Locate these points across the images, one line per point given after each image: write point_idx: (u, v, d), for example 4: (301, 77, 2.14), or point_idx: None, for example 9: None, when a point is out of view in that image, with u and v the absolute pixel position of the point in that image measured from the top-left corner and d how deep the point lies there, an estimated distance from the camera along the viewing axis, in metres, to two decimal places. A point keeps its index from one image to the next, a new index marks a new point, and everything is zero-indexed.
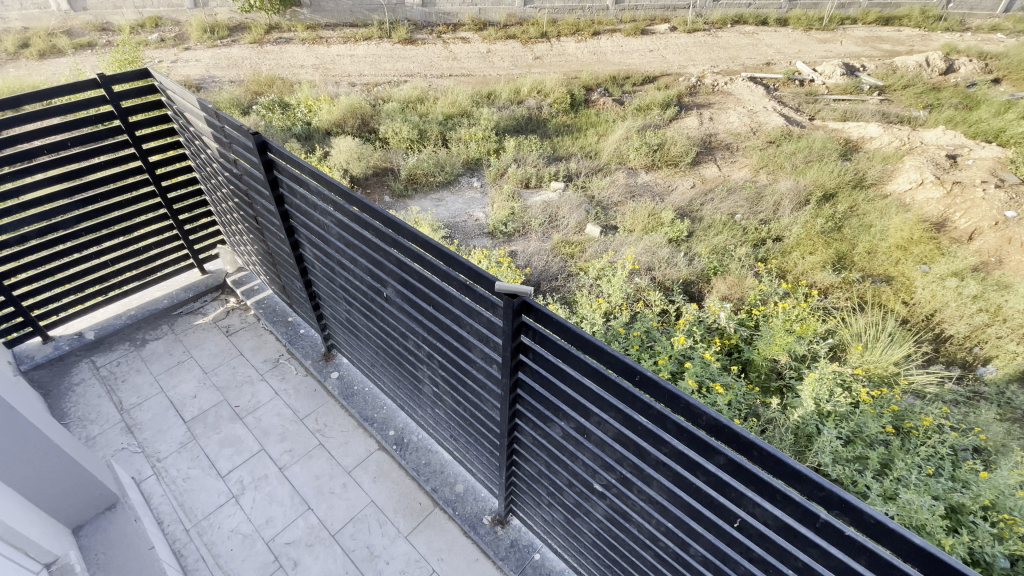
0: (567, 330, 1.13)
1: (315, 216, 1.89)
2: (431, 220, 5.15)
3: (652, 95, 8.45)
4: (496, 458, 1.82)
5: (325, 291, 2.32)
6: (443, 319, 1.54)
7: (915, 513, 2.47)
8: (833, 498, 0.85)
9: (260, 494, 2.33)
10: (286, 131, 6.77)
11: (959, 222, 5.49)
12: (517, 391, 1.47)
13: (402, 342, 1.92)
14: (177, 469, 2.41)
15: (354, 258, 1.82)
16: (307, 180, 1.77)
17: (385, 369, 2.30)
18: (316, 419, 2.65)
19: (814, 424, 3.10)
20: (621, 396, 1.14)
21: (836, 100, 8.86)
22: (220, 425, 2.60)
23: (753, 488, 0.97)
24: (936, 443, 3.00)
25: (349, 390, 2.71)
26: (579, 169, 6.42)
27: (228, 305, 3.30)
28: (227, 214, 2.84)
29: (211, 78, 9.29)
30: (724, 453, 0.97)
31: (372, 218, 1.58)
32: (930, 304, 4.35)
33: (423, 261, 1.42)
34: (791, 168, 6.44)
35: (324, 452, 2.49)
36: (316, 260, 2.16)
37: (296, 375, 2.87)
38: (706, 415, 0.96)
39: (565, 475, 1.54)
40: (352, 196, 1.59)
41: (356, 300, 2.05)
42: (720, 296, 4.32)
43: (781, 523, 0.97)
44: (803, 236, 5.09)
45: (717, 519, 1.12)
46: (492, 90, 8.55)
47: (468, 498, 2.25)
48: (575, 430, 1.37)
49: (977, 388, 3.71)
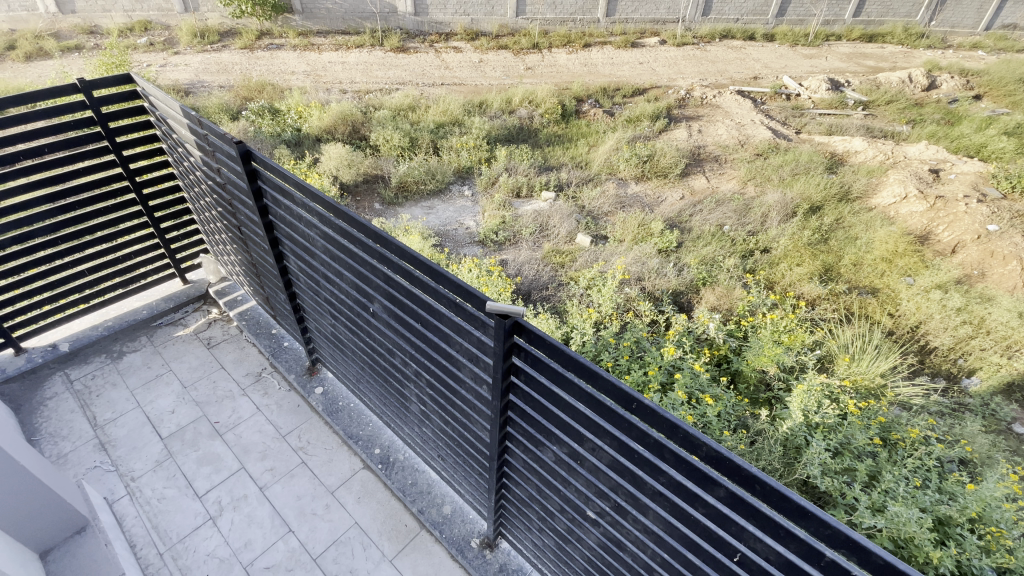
0: (558, 352, 1.10)
1: (300, 227, 1.84)
2: (421, 228, 5.13)
3: (642, 107, 8.55)
4: (485, 481, 1.78)
5: (310, 305, 2.27)
6: (431, 337, 1.50)
7: (903, 526, 2.48)
8: (841, 537, 0.82)
9: (238, 515, 2.25)
10: (275, 137, 6.73)
11: (943, 234, 5.59)
12: (508, 413, 1.43)
13: (388, 358, 1.87)
14: (152, 489, 2.33)
15: (340, 271, 1.77)
16: (292, 191, 1.73)
17: (370, 385, 2.25)
18: (299, 436, 2.58)
19: (802, 436, 3.11)
20: (615, 422, 1.10)
21: (822, 114, 9.03)
22: (198, 443, 2.53)
23: (755, 523, 0.94)
24: (923, 455, 3.01)
25: (333, 406, 2.65)
26: (569, 179, 6.44)
27: (210, 317, 3.24)
28: (210, 222, 2.77)
29: (200, 82, 9.20)
30: (724, 486, 0.94)
31: (359, 231, 1.54)
32: (915, 316, 4.41)
33: (412, 277, 1.38)
34: (778, 180, 6.52)
35: (306, 470, 2.43)
36: (301, 272, 2.11)
37: (279, 390, 2.81)
38: (706, 447, 0.93)
39: (556, 501, 1.50)
40: (339, 209, 1.55)
41: (342, 315, 2.00)
42: (708, 306, 4.35)
43: (784, 560, 0.94)
44: (790, 248, 5.15)
45: (717, 553, 1.09)
46: (484, 99, 8.60)
47: (456, 520, 2.20)
48: (568, 455, 1.34)
49: (962, 400, 3.75)
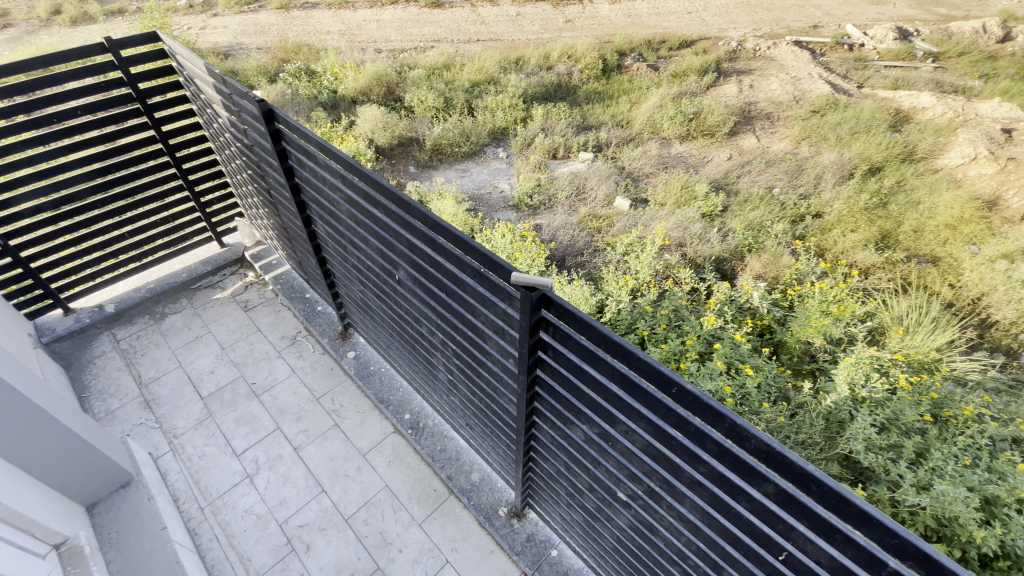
0: (590, 328, 1.04)
1: (325, 191, 1.81)
2: (455, 192, 5.08)
3: (689, 61, 8.03)
4: (512, 452, 1.78)
5: (339, 270, 2.28)
6: (456, 307, 1.47)
7: (949, 505, 2.38)
8: (910, 548, 0.74)
9: (274, 475, 2.36)
10: (312, 99, 6.73)
11: (1013, 200, 5.12)
12: (536, 388, 1.40)
13: (415, 326, 1.87)
14: (193, 446, 2.47)
15: (366, 237, 1.75)
16: (316, 153, 1.69)
17: (400, 352, 2.27)
18: (332, 400, 2.66)
19: (847, 410, 2.98)
20: (651, 406, 1.04)
21: (889, 65, 8.26)
22: (236, 403, 2.64)
23: (807, 523, 0.87)
24: (975, 433, 2.84)
25: (365, 370, 2.70)
26: (608, 139, 6.19)
27: (247, 280, 3.33)
28: (242, 186, 2.80)
29: (239, 44, 9.23)
30: (773, 482, 0.88)
31: (381, 193, 1.49)
32: (978, 288, 4.08)
33: (435, 244, 1.34)
34: (835, 139, 6.06)
35: (339, 433, 2.51)
36: (329, 238, 2.11)
37: (313, 353, 2.89)
38: (756, 439, 0.86)
39: (586, 480, 1.48)
40: (361, 170, 1.50)
41: (370, 281, 2.00)
42: (753, 274, 4.15)
43: (838, 565, 0.88)
44: (845, 212, 4.81)
45: (760, 549, 1.03)
46: (520, 56, 8.27)
47: (484, 488, 2.23)
48: (599, 436, 1.30)
49: (1018, 377, 3.48)
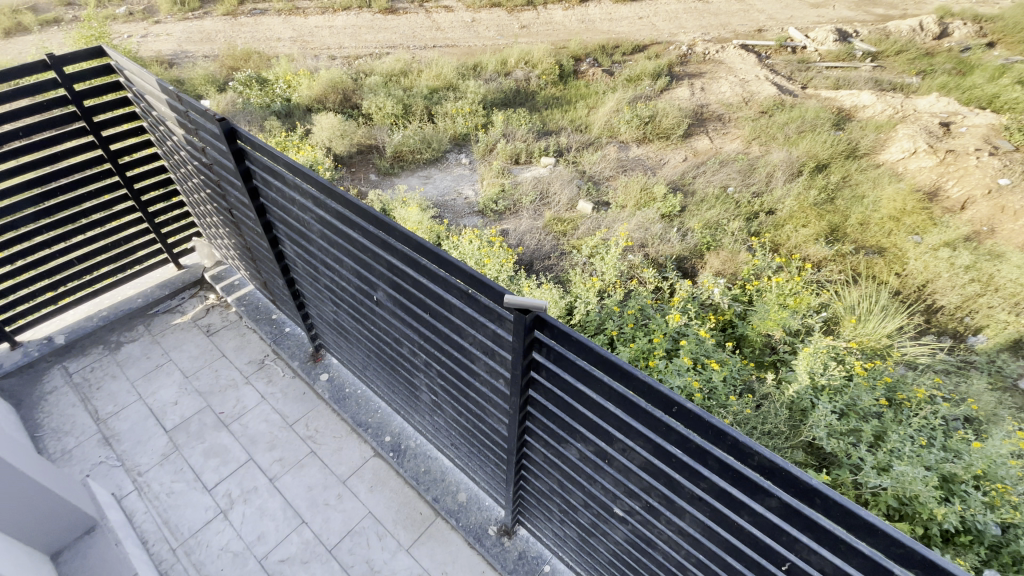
0: (585, 348, 1.03)
1: (294, 211, 1.75)
2: (419, 199, 5.02)
3: (643, 65, 8.23)
4: (502, 471, 1.76)
5: (310, 291, 2.21)
6: (441, 328, 1.44)
7: (908, 485, 2.52)
8: (914, 556, 0.77)
9: (250, 508, 2.25)
10: (265, 109, 6.52)
11: (952, 190, 5.45)
12: (527, 408, 1.38)
13: (395, 347, 1.82)
14: (160, 483, 2.32)
15: (340, 258, 1.70)
16: (283, 172, 1.63)
17: (378, 373, 2.21)
18: (307, 425, 2.57)
19: (808, 399, 3.11)
20: (649, 424, 1.04)
21: (829, 67, 8.73)
22: (204, 434, 2.51)
23: (811, 535, 0.89)
24: (929, 414, 3.00)
25: (340, 392, 2.63)
26: (569, 144, 6.28)
27: (209, 302, 3.19)
28: (201, 206, 2.68)
29: (184, 53, 8.84)
30: (777, 496, 0.89)
31: (357, 214, 1.45)
32: (923, 275, 4.34)
33: (417, 265, 1.31)
34: (784, 139, 6.34)
35: (316, 460, 2.42)
36: (298, 258, 2.04)
37: (283, 377, 2.78)
38: (759, 455, 0.87)
39: (581, 497, 1.48)
40: (334, 191, 1.45)
41: (345, 302, 1.94)
42: (713, 271, 4.28)
43: (841, 574, 0.89)
44: (795, 208, 5.04)
45: (763, 560, 1.04)
46: (478, 62, 8.28)
47: (472, 508, 2.20)
48: (594, 453, 1.29)
49: (968, 358, 3.75)
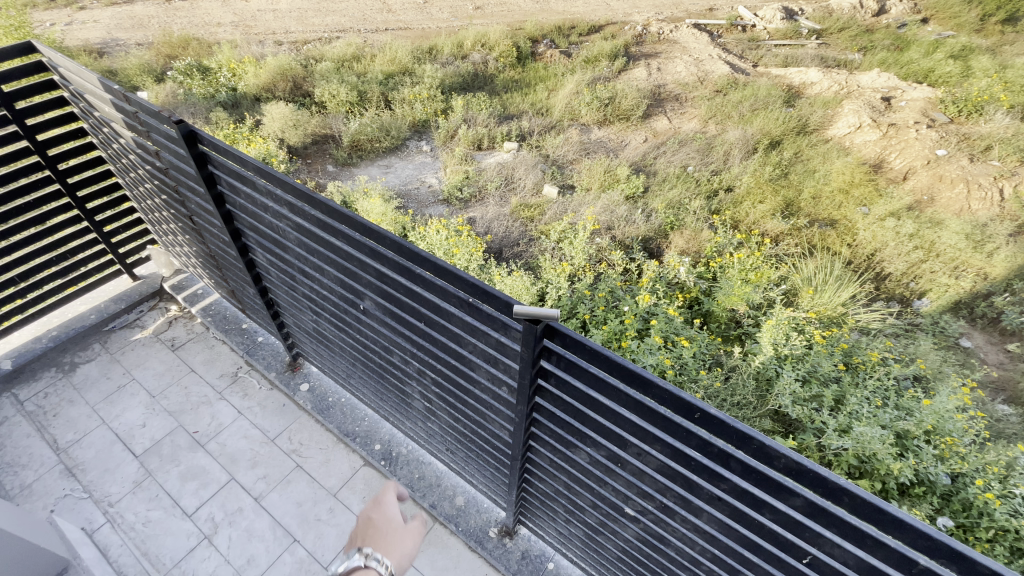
0: (600, 356, 1.01)
1: (267, 218, 1.65)
2: (382, 190, 4.88)
3: (600, 46, 8.21)
4: (504, 475, 1.75)
5: (286, 301, 2.11)
6: (437, 337, 1.40)
7: (868, 444, 2.68)
8: (942, 549, 0.79)
9: (236, 531, 2.15)
10: (209, 99, 6.15)
11: (895, 162, 5.73)
12: (533, 414, 1.36)
13: (385, 356, 1.77)
14: (135, 513, 2.18)
15: (322, 267, 1.62)
16: (254, 178, 1.52)
17: (364, 380, 2.15)
18: (290, 438, 2.48)
19: (773, 368, 3.24)
20: (669, 430, 1.03)
21: (778, 45, 8.95)
22: (178, 457, 2.38)
23: (837, 530, 0.90)
24: (882, 375, 3.20)
25: (323, 403, 2.56)
26: (531, 128, 6.22)
27: (171, 315, 3.03)
28: (155, 213, 2.50)
29: (113, 40, 8.22)
30: (803, 495, 0.89)
31: (339, 221, 1.37)
32: (872, 245, 4.57)
33: (412, 274, 1.26)
34: (739, 116, 6.48)
35: (303, 474, 2.34)
36: (272, 267, 1.94)
37: (260, 390, 2.67)
38: (785, 458, 0.87)
39: (589, 498, 1.48)
40: (314, 197, 1.37)
41: (328, 312, 1.86)
42: (678, 250, 4.36)
43: (866, 564, 0.91)
44: (752, 185, 5.18)
45: (783, 554, 1.06)
46: (433, 44, 8.05)
47: (470, 511, 2.18)
48: (606, 457, 1.29)
49: (914, 321, 3.98)
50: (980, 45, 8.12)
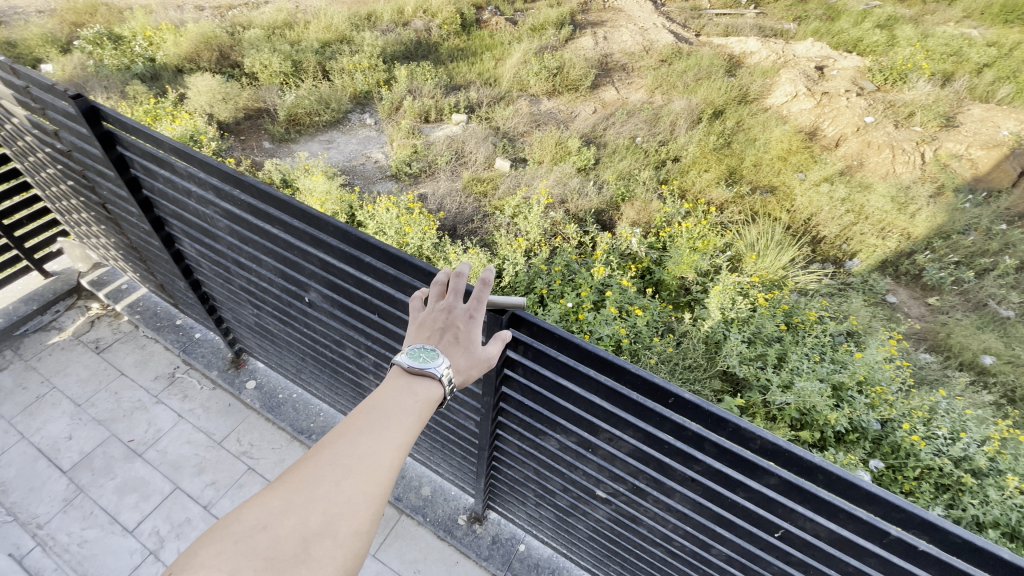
0: (569, 345, 0.98)
1: (192, 206, 1.50)
2: (324, 166, 4.64)
3: (546, 13, 8.03)
4: (472, 464, 1.73)
5: (223, 295, 1.97)
6: (392, 328, 1.34)
7: (808, 397, 2.86)
8: (914, 520, 0.81)
9: (185, 543, 2.02)
10: (124, 72, 5.60)
11: (828, 129, 5.99)
12: (500, 404, 1.35)
13: (337, 350, 1.68)
14: (68, 533, 2.02)
15: (260, 258, 1.50)
16: (171, 160, 1.37)
17: (316, 375, 2.05)
18: (238, 440, 2.35)
19: (721, 332, 3.37)
20: (641, 415, 1.02)
21: (719, 14, 9.07)
22: (114, 469, 2.22)
23: (809, 506, 0.92)
24: (820, 333, 3.40)
25: (273, 400, 2.44)
26: (479, 99, 6.05)
27: (92, 314, 2.78)
28: (65, 203, 2.26)
29: (5, 5, 7.30)
30: (777, 474, 0.91)
31: (273, 206, 1.25)
32: (808, 209, 4.78)
33: (360, 263, 1.18)
34: (683, 86, 6.56)
35: (255, 476, 2.23)
36: (203, 259, 1.78)
37: (201, 391, 2.51)
38: (760, 439, 0.89)
39: (560, 482, 1.49)
40: (243, 180, 1.24)
41: (272, 306, 1.74)
42: (629, 222, 4.42)
43: (836, 536, 0.94)
44: (698, 154, 5.29)
45: (754, 528, 1.09)
46: (372, 10, 7.61)
47: (438, 500, 2.16)
48: (576, 443, 1.28)
49: (847, 280, 4.23)
50: (904, 14, 8.52)
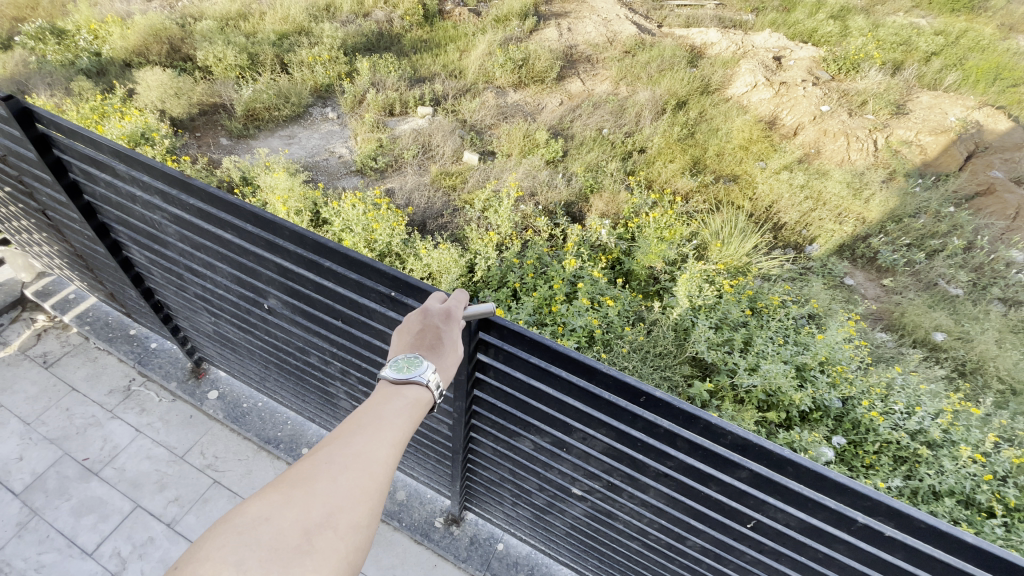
0: (541, 348, 0.97)
1: (140, 212, 1.42)
2: (285, 163, 4.49)
3: (510, 4, 7.96)
4: (446, 466, 1.72)
5: (179, 304, 1.88)
6: (358, 333, 1.31)
7: (774, 379, 2.96)
8: (881, 507, 0.84)
9: (150, 563, 1.95)
10: (67, 67, 5.29)
11: (787, 118, 6.17)
12: (473, 407, 1.33)
13: (302, 357, 1.64)
14: (22, 559, 1.91)
15: (216, 265, 1.43)
16: (114, 164, 1.29)
17: (282, 383, 1.99)
18: (202, 453, 2.27)
19: (690, 319, 3.44)
20: (614, 415, 1.03)
21: (680, 5, 9.18)
22: (69, 489, 2.11)
23: (779, 496, 0.95)
24: (783, 317, 3.51)
25: (238, 411, 2.36)
26: (445, 91, 5.97)
27: (38, 327, 2.63)
28: (0, 208, 2.11)
29: None
30: (748, 468, 0.93)
31: (226, 211, 1.19)
32: (769, 197, 4.91)
33: (321, 268, 1.13)
34: (647, 77, 6.63)
35: (222, 490, 2.16)
36: (154, 266, 1.70)
37: (160, 403, 2.41)
38: (731, 435, 0.90)
39: (535, 482, 1.49)
40: (191, 183, 1.18)
41: (231, 315, 1.67)
42: (598, 213, 4.45)
43: (806, 525, 0.97)
44: (663, 145, 5.36)
45: (727, 520, 1.12)
46: (330, 1, 7.39)
47: (414, 504, 2.13)
48: (551, 443, 1.28)
49: (807, 265, 4.38)
50: (856, 5, 8.81)
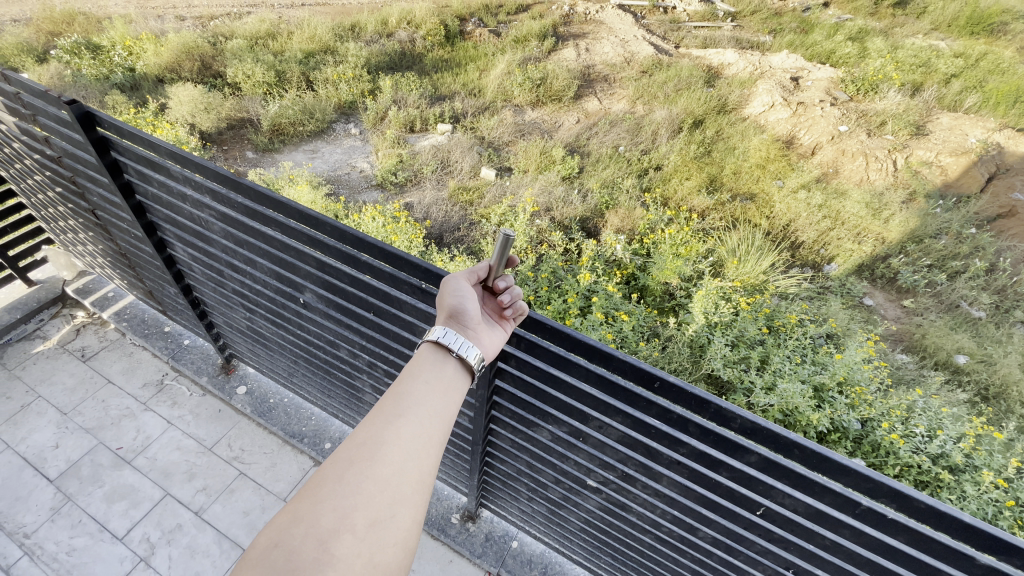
0: (560, 335, 1.01)
1: (187, 210, 1.51)
2: (308, 176, 4.63)
3: (528, 26, 8.14)
4: (465, 460, 1.75)
5: (215, 300, 1.97)
6: (389, 327, 1.35)
7: (790, 399, 2.92)
8: (883, 489, 0.85)
9: (177, 549, 1.99)
10: (103, 81, 5.54)
11: (804, 138, 6.18)
12: (494, 397, 1.37)
13: (331, 351, 1.69)
14: (56, 542, 1.97)
15: (255, 260, 1.50)
16: (168, 164, 1.38)
17: (308, 378, 2.05)
18: (229, 445, 2.32)
19: (705, 336, 3.43)
20: (629, 401, 1.05)
21: (696, 27, 9.30)
22: (102, 476, 2.17)
23: (787, 481, 0.96)
24: (800, 335, 3.47)
25: (264, 405, 2.42)
26: (464, 109, 6.11)
27: (77, 322, 2.73)
28: (49, 209, 2.23)
29: None
30: (756, 452, 0.94)
31: (270, 208, 1.26)
32: (786, 216, 4.89)
33: (357, 262, 1.19)
34: (663, 97, 6.71)
35: (247, 481, 2.21)
36: (195, 262, 1.78)
37: (191, 397, 2.48)
38: (740, 418, 0.92)
39: (551, 474, 1.51)
40: (240, 182, 1.25)
41: (264, 309, 1.74)
42: (613, 229, 4.49)
43: (812, 510, 0.98)
44: (679, 163, 5.40)
45: (737, 508, 1.13)
46: (355, 22, 7.65)
47: (431, 500, 2.15)
48: (568, 433, 1.31)
49: (825, 284, 4.34)
50: (875, 28, 8.83)
